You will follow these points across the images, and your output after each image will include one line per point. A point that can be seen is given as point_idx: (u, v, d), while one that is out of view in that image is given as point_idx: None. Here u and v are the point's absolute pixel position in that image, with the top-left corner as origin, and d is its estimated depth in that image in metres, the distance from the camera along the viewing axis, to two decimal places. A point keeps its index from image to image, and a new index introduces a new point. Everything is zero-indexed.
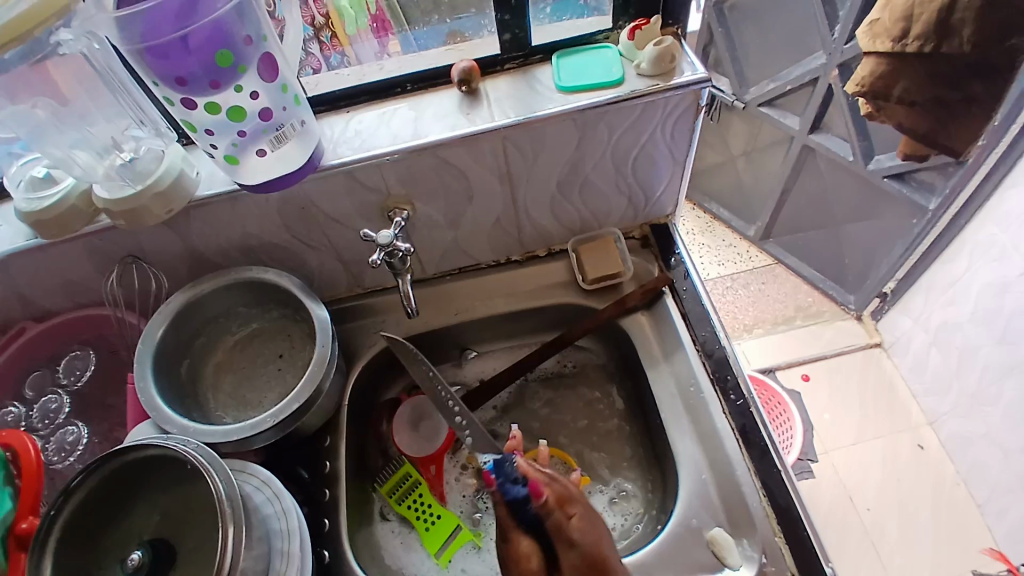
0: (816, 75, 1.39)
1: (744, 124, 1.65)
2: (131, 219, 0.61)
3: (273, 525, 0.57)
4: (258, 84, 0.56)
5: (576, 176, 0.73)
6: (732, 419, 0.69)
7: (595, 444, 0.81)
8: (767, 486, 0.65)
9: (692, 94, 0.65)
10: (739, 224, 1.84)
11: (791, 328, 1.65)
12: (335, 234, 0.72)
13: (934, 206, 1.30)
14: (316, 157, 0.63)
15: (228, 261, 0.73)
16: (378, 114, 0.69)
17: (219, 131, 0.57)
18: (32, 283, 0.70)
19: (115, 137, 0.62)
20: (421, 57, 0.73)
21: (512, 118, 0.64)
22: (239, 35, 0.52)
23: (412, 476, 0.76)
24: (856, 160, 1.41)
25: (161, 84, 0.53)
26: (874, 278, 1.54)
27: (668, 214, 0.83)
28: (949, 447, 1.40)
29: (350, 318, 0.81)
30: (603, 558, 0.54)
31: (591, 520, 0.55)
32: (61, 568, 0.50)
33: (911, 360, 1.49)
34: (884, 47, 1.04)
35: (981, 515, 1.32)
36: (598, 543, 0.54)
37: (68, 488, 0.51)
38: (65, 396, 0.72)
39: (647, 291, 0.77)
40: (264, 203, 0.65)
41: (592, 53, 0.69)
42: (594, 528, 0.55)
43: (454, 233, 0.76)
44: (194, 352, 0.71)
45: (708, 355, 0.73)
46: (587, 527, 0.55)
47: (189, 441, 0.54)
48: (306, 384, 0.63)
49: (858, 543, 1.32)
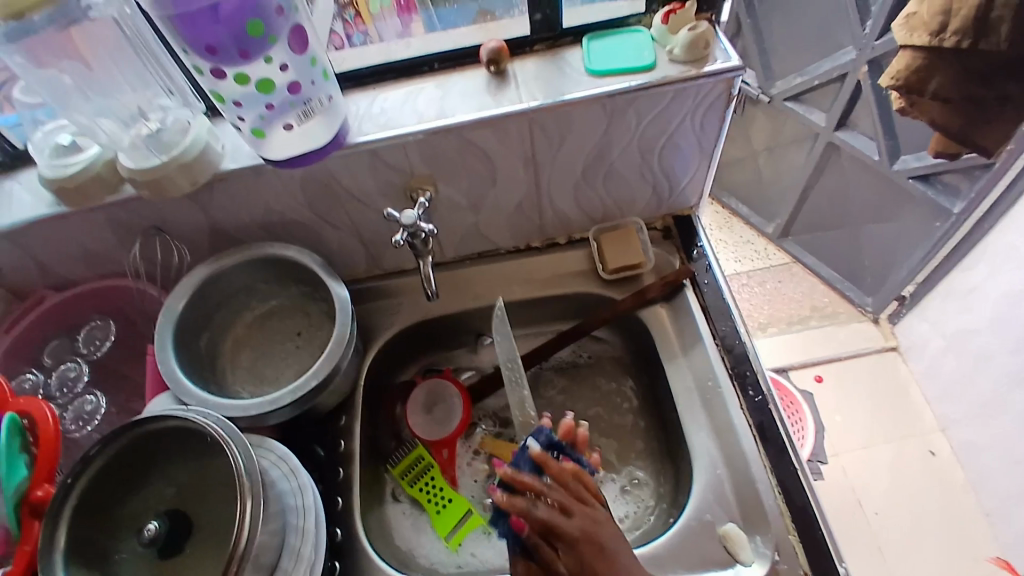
0: (846, 72, 1.36)
1: (768, 119, 1.63)
2: (155, 189, 0.61)
3: (289, 501, 0.57)
4: (287, 56, 0.56)
5: (601, 163, 0.72)
6: (750, 415, 0.69)
7: (604, 430, 0.80)
8: (783, 483, 0.65)
9: (725, 82, 0.64)
10: (758, 221, 1.81)
11: (806, 328, 1.63)
12: (357, 213, 0.71)
13: (958, 210, 1.28)
14: (342, 134, 0.62)
15: (248, 237, 0.72)
16: (405, 92, 0.68)
17: (247, 103, 0.57)
18: (54, 251, 0.70)
19: (142, 106, 0.63)
20: (447, 36, 0.72)
21: (539, 101, 0.64)
22: (272, 5, 0.52)
23: (424, 459, 0.75)
24: (881, 159, 1.39)
25: (191, 53, 0.52)
26: (892, 281, 1.52)
27: (691, 206, 0.82)
28: (960, 454, 1.38)
29: (367, 299, 0.81)
30: None
31: (583, 544, 0.52)
32: (77, 537, 0.51)
33: (927, 364, 1.47)
34: (921, 41, 1.03)
35: (988, 522, 1.31)
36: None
37: (86, 456, 0.52)
38: (83, 365, 0.73)
39: (667, 282, 0.76)
40: (287, 178, 0.65)
41: (623, 37, 0.68)
42: (585, 559, 0.51)
43: (475, 217, 0.75)
44: (213, 326, 0.71)
45: (727, 349, 0.73)
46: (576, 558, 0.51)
47: (209, 413, 0.55)
48: (324, 361, 0.63)
49: (864, 546, 1.32)
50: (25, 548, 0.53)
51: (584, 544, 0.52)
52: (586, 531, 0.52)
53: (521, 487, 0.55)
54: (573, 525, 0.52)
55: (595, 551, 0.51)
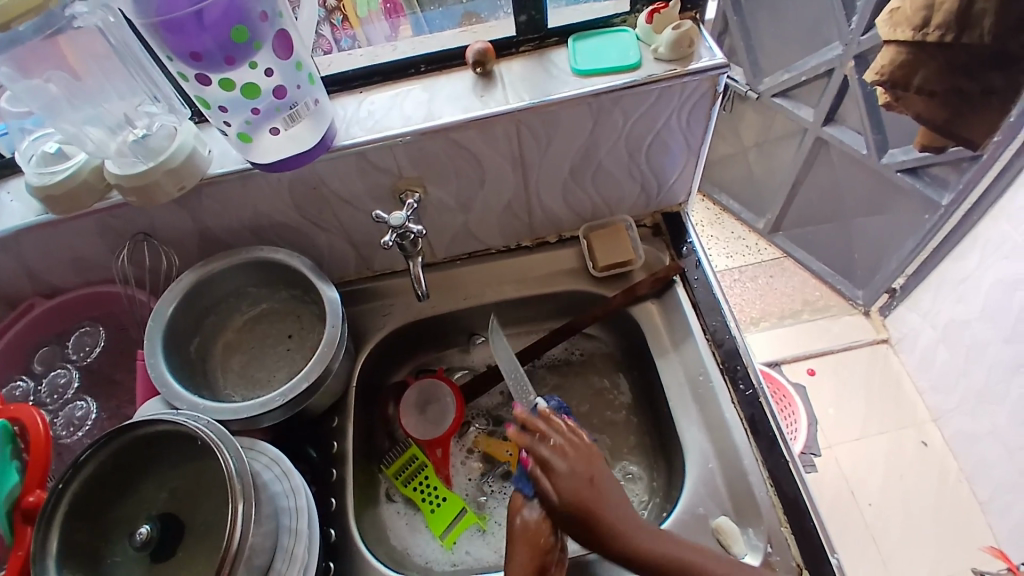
0: (833, 67, 1.37)
1: (757, 115, 1.64)
2: (143, 196, 0.61)
3: (281, 503, 0.57)
4: (272, 61, 0.56)
5: (589, 161, 0.72)
6: (741, 409, 0.69)
7: (597, 426, 0.81)
8: (775, 475, 0.65)
9: (709, 80, 0.65)
10: (749, 216, 1.82)
11: (798, 322, 1.64)
12: (347, 215, 0.72)
13: (947, 203, 1.29)
14: (329, 137, 0.62)
15: (238, 240, 0.72)
16: (392, 95, 0.68)
17: (233, 109, 0.57)
18: (43, 259, 0.70)
19: (128, 113, 0.62)
20: (433, 38, 0.72)
21: (526, 101, 0.64)
22: (255, 11, 0.52)
23: (418, 459, 0.76)
24: (869, 154, 1.40)
25: (175, 60, 0.52)
26: (883, 274, 1.53)
27: (680, 202, 0.82)
28: (953, 444, 1.40)
29: (359, 301, 0.81)
30: (587, 515, 0.57)
31: (577, 480, 0.58)
32: (69, 542, 0.51)
33: (918, 356, 1.48)
34: (904, 36, 1.04)
35: (982, 512, 1.32)
36: (577, 506, 0.57)
37: (77, 461, 0.52)
38: (74, 371, 0.73)
39: (657, 279, 0.76)
40: (275, 181, 0.65)
41: (609, 37, 0.69)
42: (576, 488, 0.58)
43: (465, 217, 0.76)
44: (205, 330, 0.71)
45: (717, 345, 0.73)
46: (568, 491, 0.58)
47: (200, 417, 0.55)
48: (316, 363, 0.63)
49: (858, 536, 1.33)
50: (18, 553, 0.54)
51: (574, 477, 0.59)
52: (580, 470, 0.59)
53: (531, 430, 0.63)
54: (568, 463, 0.59)
55: (587, 486, 0.58)
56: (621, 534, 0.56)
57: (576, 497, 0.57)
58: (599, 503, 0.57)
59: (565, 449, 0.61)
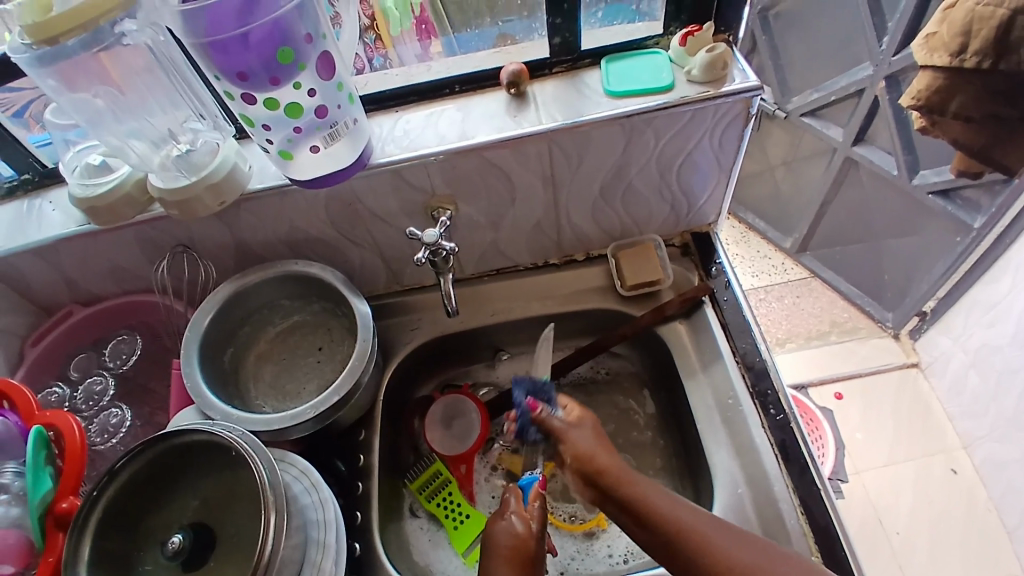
0: (863, 87, 1.36)
1: (785, 134, 1.63)
2: (184, 209, 0.63)
3: (311, 515, 0.58)
4: (315, 82, 0.57)
5: (620, 181, 0.72)
6: (771, 434, 0.68)
7: (622, 446, 0.80)
8: (806, 504, 0.64)
9: (743, 102, 0.65)
10: (776, 235, 1.81)
11: (825, 344, 1.62)
12: (380, 231, 0.72)
13: (979, 225, 1.27)
14: (365, 155, 0.63)
15: (273, 254, 0.74)
16: (427, 114, 0.69)
17: (276, 126, 0.58)
18: (83, 267, 0.72)
19: (173, 129, 0.64)
20: (467, 58, 0.73)
21: (559, 121, 0.64)
22: (300, 32, 0.54)
23: (442, 475, 0.76)
24: (900, 174, 1.38)
25: (223, 79, 0.54)
26: (913, 296, 1.51)
27: (710, 222, 0.82)
28: (984, 473, 1.36)
29: (388, 315, 0.82)
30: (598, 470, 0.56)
31: (591, 441, 0.59)
32: (100, 550, 0.51)
33: (949, 381, 1.45)
34: (941, 62, 1.02)
35: (1012, 543, 1.28)
36: (587, 458, 0.57)
37: (113, 469, 0.53)
38: (109, 378, 0.74)
39: (686, 299, 0.76)
40: (312, 198, 0.66)
41: (642, 58, 0.69)
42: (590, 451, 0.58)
43: (495, 234, 0.76)
44: (237, 341, 0.72)
45: (747, 366, 0.72)
46: (575, 447, 0.59)
47: (234, 428, 0.55)
48: (346, 377, 0.64)
49: (886, 564, 1.29)
50: (49, 559, 0.55)
51: (583, 441, 0.59)
52: (598, 433, 0.60)
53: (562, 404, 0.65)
54: (580, 431, 0.60)
55: (600, 449, 0.58)
56: (629, 495, 0.53)
57: (581, 455, 0.58)
58: (612, 464, 0.56)
59: (584, 415, 0.62)
